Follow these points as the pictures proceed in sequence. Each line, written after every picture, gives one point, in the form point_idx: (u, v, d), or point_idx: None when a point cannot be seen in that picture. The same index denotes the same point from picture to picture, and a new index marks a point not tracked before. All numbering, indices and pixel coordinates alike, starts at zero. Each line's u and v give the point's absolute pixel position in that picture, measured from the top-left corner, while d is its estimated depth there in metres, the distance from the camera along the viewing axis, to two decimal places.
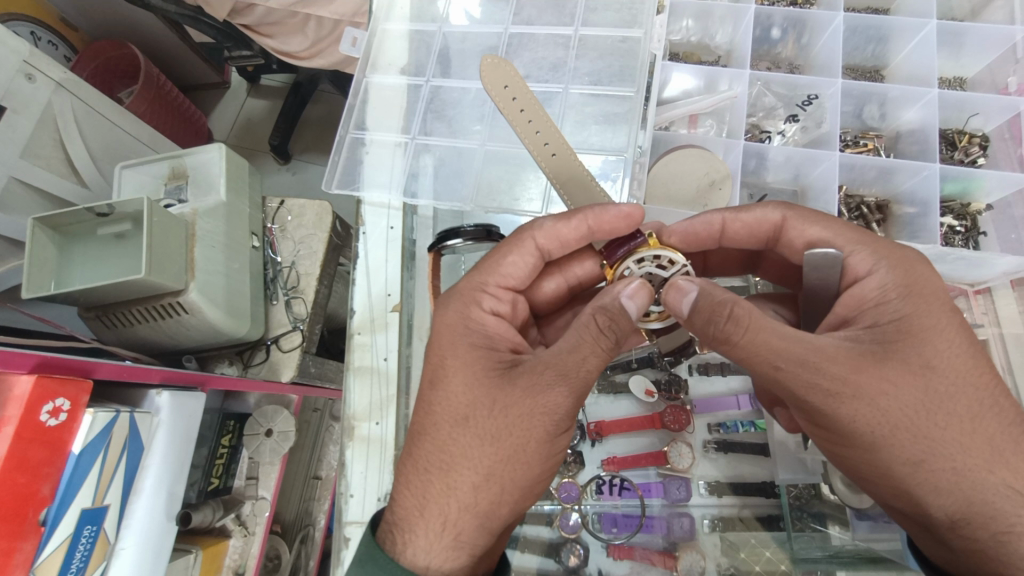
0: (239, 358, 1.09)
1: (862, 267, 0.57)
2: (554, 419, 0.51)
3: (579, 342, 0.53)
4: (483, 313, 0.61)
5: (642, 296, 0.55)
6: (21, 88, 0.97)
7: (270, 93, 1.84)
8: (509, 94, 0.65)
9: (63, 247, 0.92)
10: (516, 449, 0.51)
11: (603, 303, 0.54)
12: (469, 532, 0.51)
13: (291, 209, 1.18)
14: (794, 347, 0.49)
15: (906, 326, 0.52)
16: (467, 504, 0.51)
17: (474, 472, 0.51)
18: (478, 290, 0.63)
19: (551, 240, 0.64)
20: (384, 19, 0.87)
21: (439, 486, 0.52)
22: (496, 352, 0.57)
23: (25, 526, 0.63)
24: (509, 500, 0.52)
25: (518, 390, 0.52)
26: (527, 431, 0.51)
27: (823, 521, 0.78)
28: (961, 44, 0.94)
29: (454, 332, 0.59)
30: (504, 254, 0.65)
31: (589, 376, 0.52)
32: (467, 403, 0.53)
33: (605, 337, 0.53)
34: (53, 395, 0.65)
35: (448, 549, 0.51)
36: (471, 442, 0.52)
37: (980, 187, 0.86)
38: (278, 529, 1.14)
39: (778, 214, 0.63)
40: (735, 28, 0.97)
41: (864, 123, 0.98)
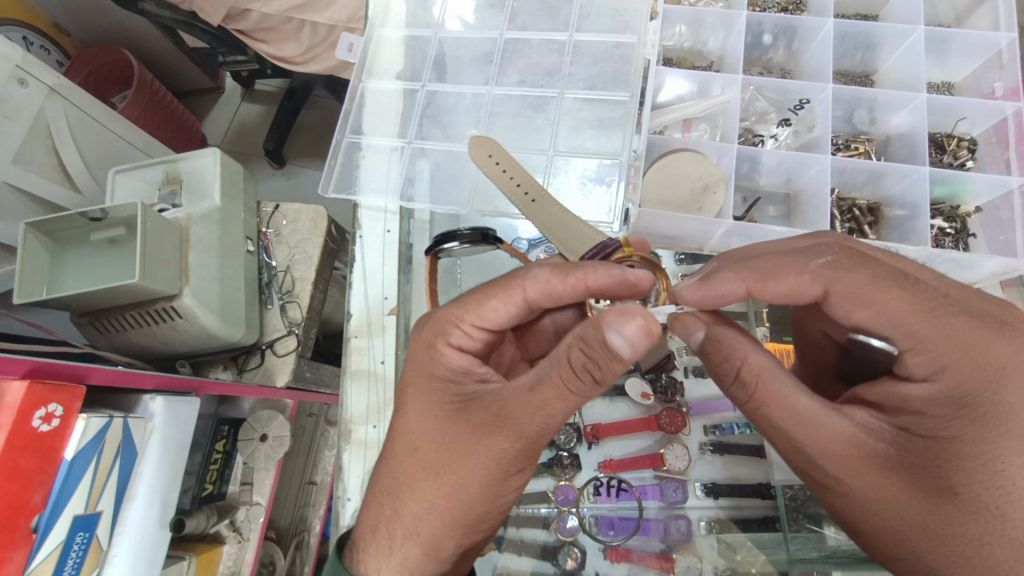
0: (234, 364, 1.09)
1: (918, 369, 0.48)
2: (501, 458, 0.53)
3: (545, 380, 0.50)
4: (451, 352, 0.58)
5: (639, 338, 0.47)
6: (13, 94, 0.97)
7: (264, 98, 1.84)
8: (496, 164, 0.68)
9: (56, 253, 0.91)
10: (458, 486, 0.54)
11: (586, 338, 0.48)
12: (414, 558, 0.56)
13: (285, 214, 1.18)
14: (791, 433, 0.51)
15: (941, 444, 0.47)
16: (410, 533, 0.56)
17: (417, 504, 0.55)
18: (449, 324, 0.58)
19: (542, 292, 0.55)
20: (380, 26, 0.87)
21: (388, 512, 0.57)
22: (457, 387, 0.57)
23: (18, 534, 0.62)
24: (454, 531, 0.56)
25: (470, 426, 0.54)
26: (475, 467, 0.54)
27: (819, 522, 0.78)
28: (947, 50, 0.96)
29: (418, 364, 0.59)
30: (487, 295, 0.57)
31: (548, 416, 0.52)
32: (421, 433, 0.56)
33: (579, 382, 0.49)
34: (44, 402, 0.64)
35: (395, 573, 0.56)
36: (418, 474, 0.56)
37: (968, 190, 0.88)
38: (273, 536, 1.12)
39: (819, 287, 0.51)
40: (726, 35, 0.98)
41: (854, 128, 1.00)
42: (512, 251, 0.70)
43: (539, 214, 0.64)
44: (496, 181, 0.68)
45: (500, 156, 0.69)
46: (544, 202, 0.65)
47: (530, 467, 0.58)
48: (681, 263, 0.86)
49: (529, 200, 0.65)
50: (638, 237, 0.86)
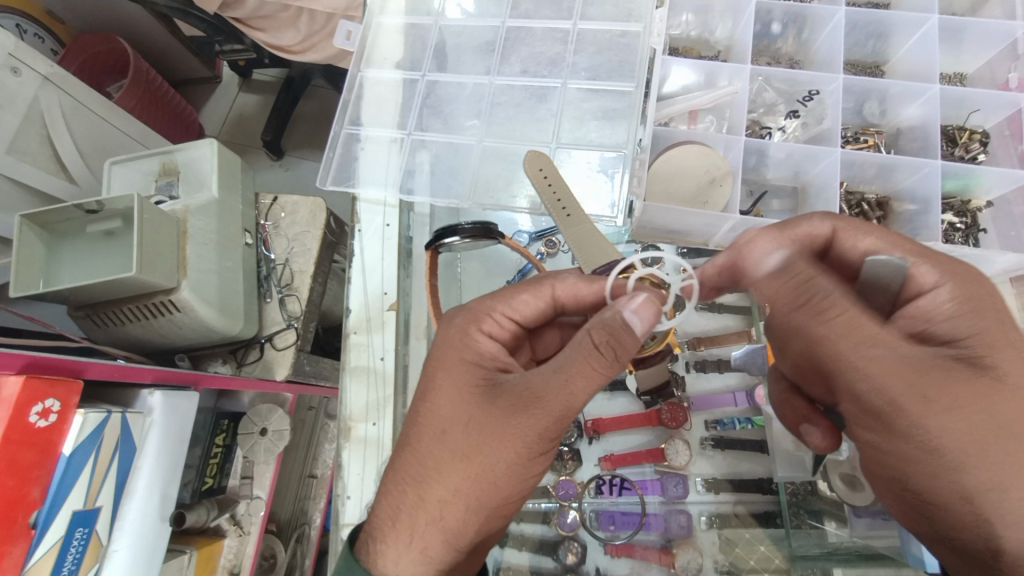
0: (233, 357, 1.08)
1: (927, 279, 0.53)
2: (527, 440, 0.53)
3: (571, 363, 0.52)
4: (481, 336, 0.60)
5: (648, 311, 0.52)
6: (6, 82, 0.95)
7: (262, 88, 1.82)
8: (543, 178, 0.67)
9: (51, 244, 0.90)
10: (486, 466, 0.54)
11: (605, 320, 0.51)
12: (437, 547, 0.54)
13: (284, 206, 1.16)
14: (843, 346, 0.50)
15: (982, 342, 0.50)
16: (435, 519, 0.54)
17: (443, 487, 0.54)
18: (483, 313, 0.61)
19: (569, 295, 0.61)
20: (379, 14, 0.85)
21: (412, 498, 0.54)
22: (483, 369, 0.58)
23: (15, 530, 0.62)
24: (477, 517, 0.55)
25: (501, 408, 0.54)
26: (502, 449, 0.53)
27: (820, 518, 0.78)
28: (960, 40, 0.94)
29: (449, 345, 0.59)
30: (521, 289, 0.62)
31: (572, 398, 0.52)
32: (448, 417, 0.55)
33: (599, 360, 0.51)
34: (42, 396, 0.64)
35: (416, 563, 0.53)
36: (446, 457, 0.54)
37: (979, 185, 0.87)
38: (273, 528, 1.12)
39: (827, 226, 0.59)
40: (734, 23, 0.96)
41: (864, 120, 0.98)
42: (515, 246, 0.69)
43: (573, 232, 0.65)
44: (540, 194, 0.67)
45: (551, 173, 0.67)
46: (578, 221, 0.65)
47: (551, 454, 0.57)
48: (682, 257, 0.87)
49: (565, 214, 0.65)
50: (641, 230, 0.85)
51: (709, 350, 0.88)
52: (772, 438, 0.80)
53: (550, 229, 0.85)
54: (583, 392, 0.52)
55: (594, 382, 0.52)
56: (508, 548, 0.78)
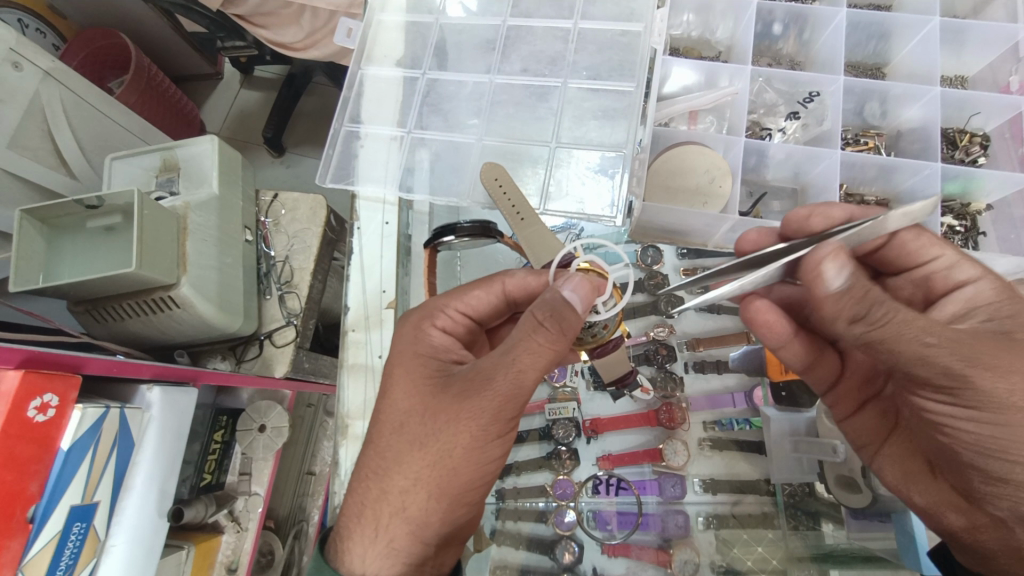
0: (232, 353, 1.08)
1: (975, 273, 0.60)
2: (481, 423, 0.53)
3: (517, 343, 0.53)
4: (433, 330, 0.61)
5: (585, 289, 0.54)
6: (6, 77, 0.95)
7: (263, 85, 1.82)
8: (500, 189, 0.66)
9: (51, 239, 0.90)
10: (444, 454, 0.54)
11: (546, 298, 0.53)
12: (402, 538, 0.54)
13: (284, 203, 1.16)
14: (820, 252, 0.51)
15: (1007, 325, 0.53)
16: (397, 510, 0.54)
17: (403, 477, 0.54)
18: (436, 309, 0.63)
19: (518, 287, 0.64)
20: (380, 11, 0.86)
21: (375, 492, 0.55)
22: (438, 361, 0.59)
23: (13, 524, 0.62)
24: (440, 505, 0.55)
25: (452, 395, 0.54)
26: (456, 436, 0.53)
27: (817, 519, 0.79)
28: (962, 42, 0.94)
29: (402, 342, 0.61)
30: (473, 285, 0.64)
31: (522, 376, 0.52)
32: (405, 410, 0.56)
33: (543, 333, 0.52)
34: (40, 391, 0.64)
35: (382, 556, 0.54)
36: (403, 447, 0.55)
37: (980, 187, 0.87)
38: (271, 525, 1.12)
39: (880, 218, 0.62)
40: (736, 23, 0.96)
41: (865, 121, 0.98)
42: (513, 245, 0.69)
43: (527, 237, 0.65)
44: (496, 203, 0.67)
45: (506, 181, 0.67)
46: (533, 225, 0.65)
47: (512, 437, 0.57)
48: (683, 258, 0.92)
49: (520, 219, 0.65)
50: (640, 230, 0.85)
51: (708, 351, 0.88)
52: (768, 438, 0.81)
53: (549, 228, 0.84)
54: (533, 369, 0.52)
55: (540, 357, 0.52)
56: (500, 544, 0.79)
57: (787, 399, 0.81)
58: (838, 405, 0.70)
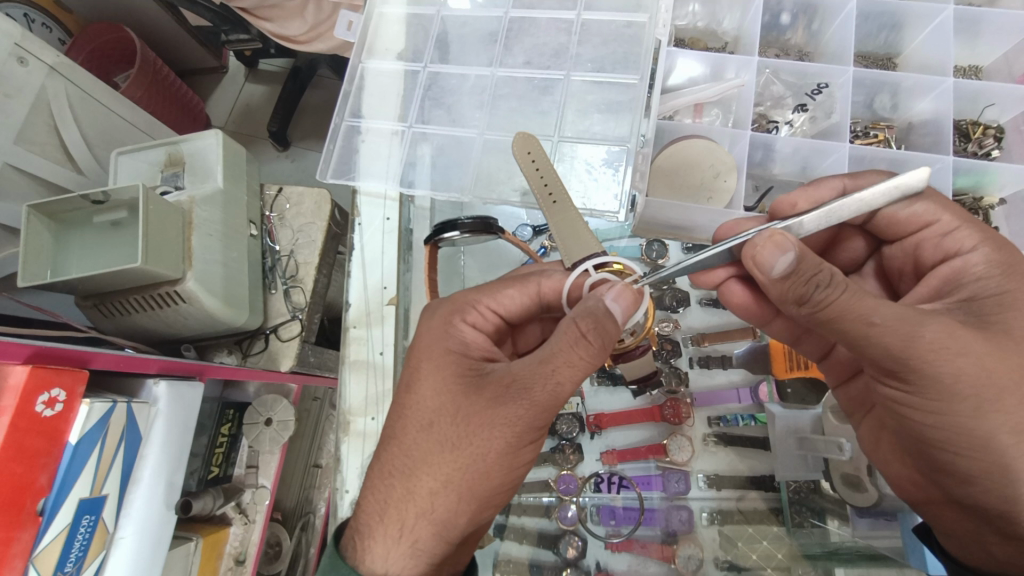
0: (238, 347, 1.09)
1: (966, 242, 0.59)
2: (514, 430, 0.53)
3: (557, 351, 0.53)
4: (464, 328, 0.60)
5: (627, 300, 0.56)
6: (13, 72, 0.96)
7: (268, 78, 1.82)
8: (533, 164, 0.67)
9: (59, 235, 0.91)
10: (475, 457, 0.53)
11: (589, 307, 0.54)
12: (427, 540, 0.53)
13: (288, 197, 1.16)
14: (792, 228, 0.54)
15: (1006, 296, 0.54)
16: (424, 511, 0.53)
17: (432, 478, 0.53)
18: (467, 304, 0.62)
19: (555, 290, 0.63)
20: (381, 3, 0.85)
21: (400, 492, 0.53)
22: (469, 359, 0.58)
23: (23, 515, 0.63)
24: (468, 508, 0.54)
25: (486, 398, 0.53)
26: (489, 440, 0.53)
27: (823, 516, 0.77)
28: (977, 31, 0.91)
29: (433, 337, 0.60)
30: (506, 283, 0.63)
31: (559, 388, 0.52)
32: (434, 409, 0.55)
33: (585, 346, 0.52)
34: (48, 386, 0.64)
35: (405, 557, 0.52)
36: (433, 448, 0.54)
37: (994, 182, 0.85)
38: (279, 517, 1.14)
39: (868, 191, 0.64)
40: (743, 14, 0.94)
41: (874, 113, 0.96)
42: (514, 241, 0.68)
43: (556, 217, 0.65)
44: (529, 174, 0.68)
45: (538, 154, 0.67)
46: (562, 206, 0.65)
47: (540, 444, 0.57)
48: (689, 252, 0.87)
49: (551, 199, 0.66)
50: (643, 226, 0.84)
51: (714, 346, 0.87)
52: (773, 435, 0.80)
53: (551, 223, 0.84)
54: (570, 382, 0.53)
55: (579, 371, 0.53)
56: (505, 537, 0.79)
57: (794, 397, 0.81)
58: (830, 376, 0.72)
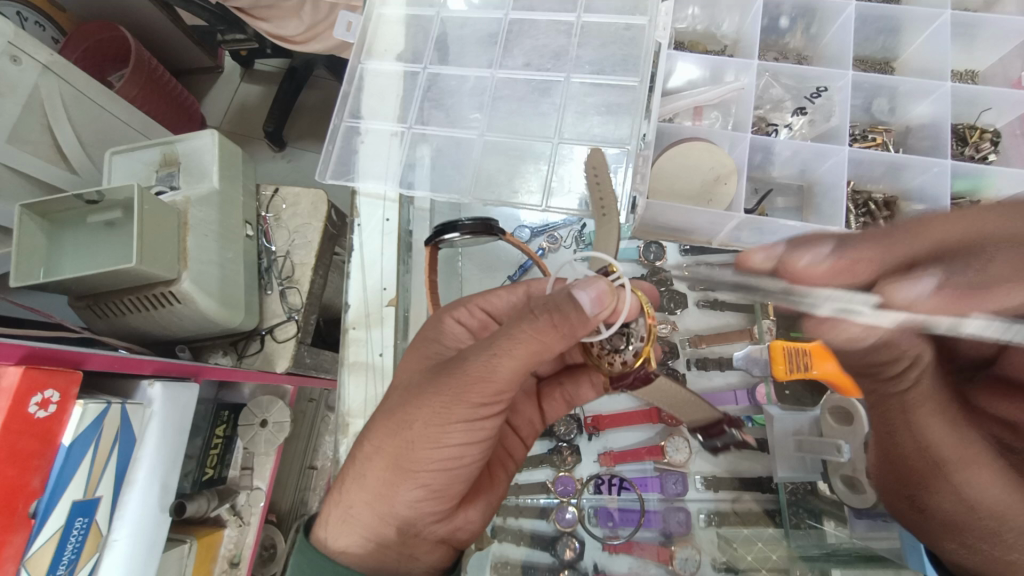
0: (233, 349, 1.08)
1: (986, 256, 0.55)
2: (443, 400, 0.53)
3: (501, 328, 0.52)
4: (451, 323, 0.63)
5: (597, 288, 0.51)
6: (5, 70, 0.94)
7: (264, 78, 1.81)
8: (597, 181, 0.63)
9: (52, 235, 0.90)
10: (404, 425, 0.54)
11: (550, 294, 0.52)
12: (360, 509, 0.56)
13: (285, 197, 1.16)
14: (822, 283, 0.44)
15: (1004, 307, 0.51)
16: (359, 476, 0.56)
17: (370, 446, 0.56)
18: (458, 303, 0.65)
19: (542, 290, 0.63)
20: (380, 4, 0.84)
21: (351, 458, 0.58)
22: (446, 349, 0.61)
23: (15, 518, 0.62)
24: (397, 481, 0.55)
25: (434, 373, 0.56)
26: (419, 408, 0.54)
27: (819, 518, 0.77)
28: (973, 36, 0.92)
29: (423, 330, 0.64)
30: (498, 288, 0.66)
31: (493, 360, 0.52)
32: (396, 386, 0.59)
33: (529, 321, 0.51)
34: (41, 387, 0.64)
35: (340, 522, 0.57)
36: (379, 417, 0.57)
37: (990, 185, 0.85)
38: (273, 519, 1.13)
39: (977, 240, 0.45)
40: (742, 17, 0.95)
41: (873, 117, 0.96)
42: (516, 242, 0.67)
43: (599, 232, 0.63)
44: (590, 192, 0.65)
45: (603, 175, 0.63)
46: (611, 225, 0.62)
47: (478, 429, 0.55)
48: (686, 255, 0.86)
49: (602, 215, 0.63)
50: (642, 228, 0.84)
51: (711, 348, 0.87)
52: (773, 437, 0.79)
53: (550, 225, 0.85)
54: (505, 352, 0.51)
55: (517, 343, 0.51)
56: (500, 539, 0.79)
57: (790, 399, 0.83)
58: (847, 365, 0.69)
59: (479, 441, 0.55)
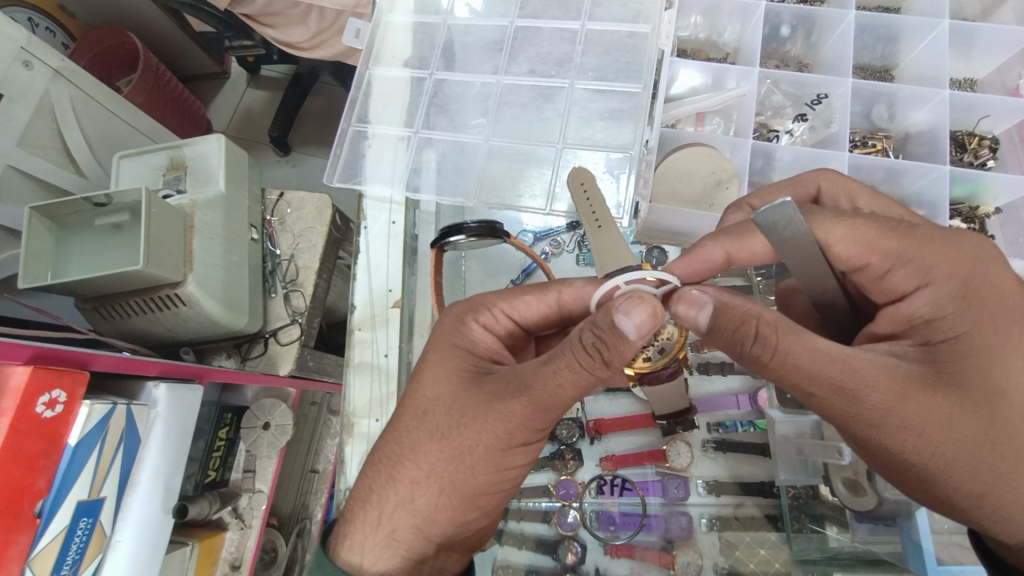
0: (238, 351, 1.08)
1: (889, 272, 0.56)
2: (509, 426, 0.53)
3: (559, 354, 0.51)
4: (477, 328, 0.62)
5: (645, 316, 0.46)
6: (17, 75, 0.96)
7: (269, 84, 1.83)
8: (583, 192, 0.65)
9: (60, 238, 0.91)
10: (464, 449, 0.54)
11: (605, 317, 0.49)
12: (405, 530, 0.55)
13: (290, 202, 1.17)
14: (826, 366, 0.49)
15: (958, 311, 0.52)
16: (404, 500, 0.55)
17: (417, 467, 0.55)
18: (482, 305, 0.63)
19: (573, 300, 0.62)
20: (387, 12, 0.86)
21: (384, 476, 0.56)
22: (476, 359, 0.59)
23: (21, 518, 0.62)
24: (449, 502, 0.55)
25: (485, 393, 0.54)
26: (480, 432, 0.53)
27: (821, 522, 0.78)
28: (971, 45, 0.93)
29: (444, 334, 0.61)
30: (525, 290, 0.64)
31: (559, 390, 0.51)
32: (432, 399, 0.57)
33: (587, 355, 0.49)
34: (49, 387, 0.64)
35: (380, 545, 0.55)
36: (424, 437, 0.55)
37: (988, 191, 0.87)
38: (274, 522, 1.12)
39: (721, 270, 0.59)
40: (743, 25, 0.96)
41: (872, 124, 0.97)
42: (519, 245, 0.69)
43: (600, 240, 0.61)
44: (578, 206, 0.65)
45: (591, 187, 0.65)
46: (610, 231, 0.61)
47: (533, 450, 0.56)
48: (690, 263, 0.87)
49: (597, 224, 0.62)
50: (645, 232, 0.85)
51: (713, 353, 0.87)
52: (773, 441, 0.80)
53: (554, 229, 0.85)
54: (569, 386, 0.51)
55: (578, 377, 0.50)
56: (504, 543, 0.80)
57: (792, 401, 0.80)
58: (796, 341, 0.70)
59: (531, 461, 0.57)
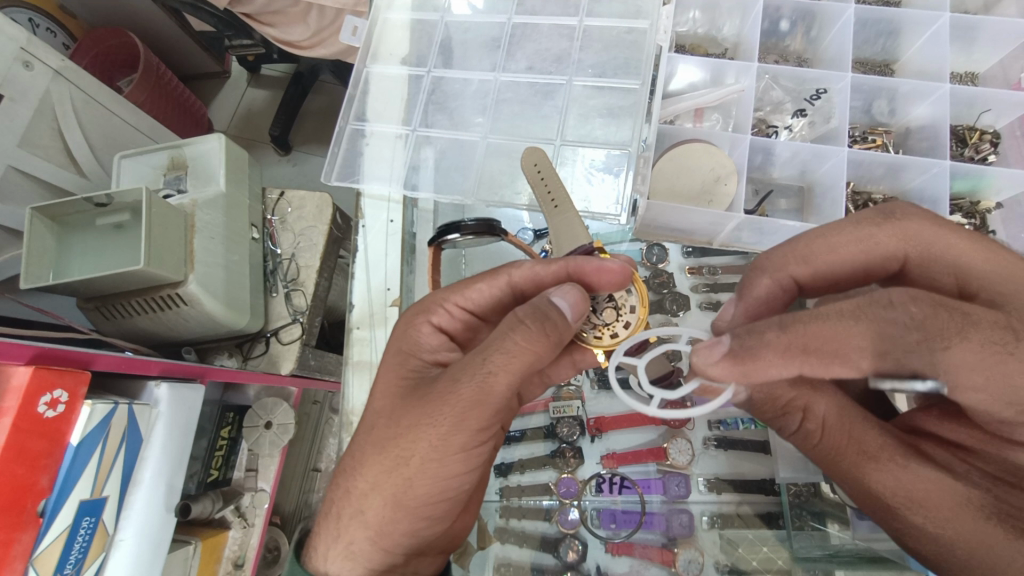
0: (239, 351, 1.08)
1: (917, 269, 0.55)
2: (441, 430, 0.52)
3: (492, 343, 0.52)
4: (427, 329, 0.62)
5: (575, 297, 0.54)
6: (18, 76, 0.96)
7: (270, 83, 1.83)
8: (539, 176, 0.66)
9: (61, 237, 0.91)
10: (401, 458, 0.53)
11: (536, 304, 0.53)
12: (361, 543, 0.55)
13: (290, 200, 1.17)
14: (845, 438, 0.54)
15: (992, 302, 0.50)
16: (355, 513, 0.55)
17: (362, 480, 0.55)
18: (432, 304, 0.63)
19: (527, 278, 0.61)
20: (385, 9, 0.86)
21: (339, 491, 0.56)
22: (420, 361, 0.60)
23: (24, 517, 0.63)
24: (398, 514, 0.54)
25: (419, 397, 0.54)
26: (414, 442, 0.53)
27: (823, 520, 0.77)
28: (973, 39, 0.92)
29: (395, 337, 0.62)
30: (476, 278, 0.63)
31: (490, 382, 0.51)
32: (375, 411, 0.57)
33: (522, 331, 0.51)
34: (50, 387, 0.64)
35: (341, 557, 0.56)
36: (367, 449, 0.55)
37: (990, 186, 0.86)
38: (277, 521, 1.13)
39: None
40: (742, 21, 0.96)
41: (872, 119, 0.97)
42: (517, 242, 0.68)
43: (555, 222, 0.64)
44: (534, 188, 0.66)
45: (546, 168, 0.66)
46: (563, 214, 0.64)
47: (478, 454, 0.55)
48: (688, 257, 0.88)
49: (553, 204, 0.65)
50: (644, 230, 0.85)
51: None
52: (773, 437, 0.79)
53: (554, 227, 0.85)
54: (502, 372, 0.51)
55: (513, 358, 0.51)
56: (501, 539, 0.79)
57: None
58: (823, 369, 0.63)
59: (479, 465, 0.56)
